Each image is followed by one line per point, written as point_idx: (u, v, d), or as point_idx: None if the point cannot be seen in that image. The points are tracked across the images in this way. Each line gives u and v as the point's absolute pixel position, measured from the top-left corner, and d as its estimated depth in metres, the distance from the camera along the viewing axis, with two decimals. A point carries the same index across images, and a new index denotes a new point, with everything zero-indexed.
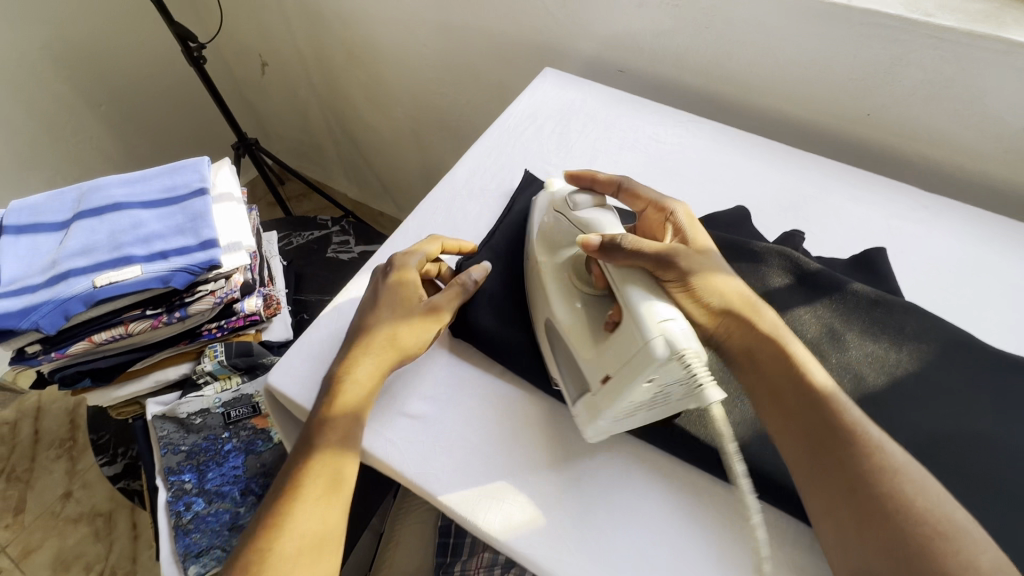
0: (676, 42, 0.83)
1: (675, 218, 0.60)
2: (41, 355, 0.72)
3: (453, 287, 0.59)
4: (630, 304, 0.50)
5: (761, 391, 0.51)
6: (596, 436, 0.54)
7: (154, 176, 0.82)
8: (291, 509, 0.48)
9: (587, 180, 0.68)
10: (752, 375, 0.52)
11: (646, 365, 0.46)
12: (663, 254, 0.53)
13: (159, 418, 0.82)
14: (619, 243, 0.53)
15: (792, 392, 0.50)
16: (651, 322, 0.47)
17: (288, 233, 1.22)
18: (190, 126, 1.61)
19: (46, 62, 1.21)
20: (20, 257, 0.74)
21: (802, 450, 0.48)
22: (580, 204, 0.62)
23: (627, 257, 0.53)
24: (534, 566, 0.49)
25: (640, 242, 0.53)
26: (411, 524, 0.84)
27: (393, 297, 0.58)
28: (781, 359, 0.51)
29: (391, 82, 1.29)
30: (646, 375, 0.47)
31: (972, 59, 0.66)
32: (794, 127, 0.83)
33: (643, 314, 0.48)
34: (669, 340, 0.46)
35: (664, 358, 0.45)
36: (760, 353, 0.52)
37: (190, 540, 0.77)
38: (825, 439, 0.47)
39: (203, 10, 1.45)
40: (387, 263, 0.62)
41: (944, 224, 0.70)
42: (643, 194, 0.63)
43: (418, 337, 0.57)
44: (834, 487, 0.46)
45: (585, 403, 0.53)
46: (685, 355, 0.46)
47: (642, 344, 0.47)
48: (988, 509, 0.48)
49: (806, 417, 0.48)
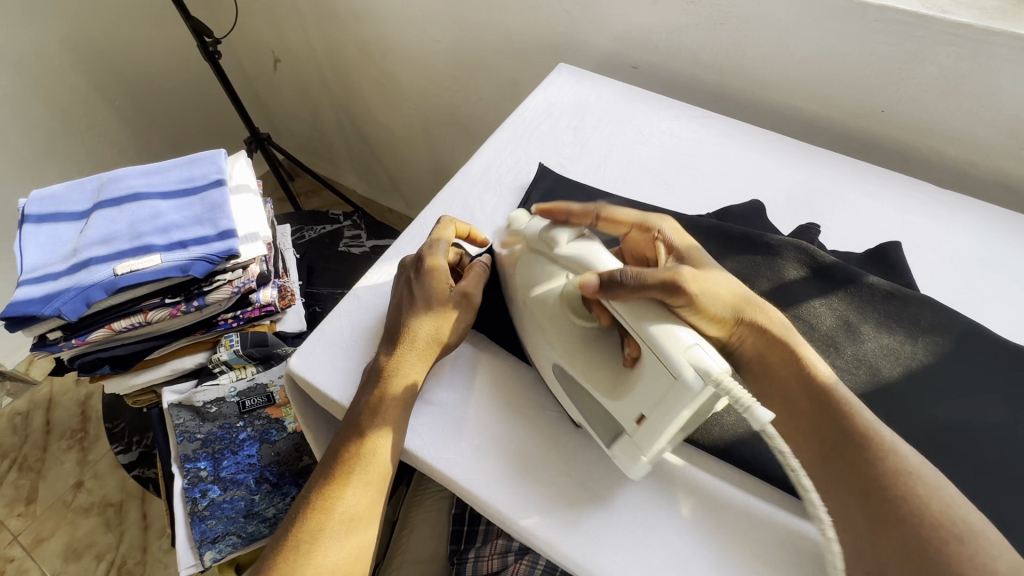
0: (690, 38, 0.84)
1: (664, 235, 0.58)
2: (62, 342, 0.73)
3: (472, 269, 0.62)
4: (648, 338, 0.46)
5: (774, 398, 0.50)
6: (639, 475, 0.50)
7: (172, 167, 0.83)
8: (342, 491, 0.50)
9: (561, 214, 0.59)
10: (767, 380, 0.50)
11: (683, 397, 0.43)
12: (670, 279, 0.48)
13: (175, 406, 0.83)
14: (620, 278, 0.49)
15: (808, 399, 0.48)
16: (676, 351, 0.43)
17: (300, 227, 1.23)
18: (203, 121, 1.62)
19: (63, 55, 1.22)
20: (42, 245, 0.75)
21: (816, 453, 0.46)
22: (561, 241, 0.56)
23: (632, 289, 0.48)
24: (554, 549, 0.49)
25: (642, 271, 0.49)
26: (425, 513, 0.86)
27: (425, 291, 0.58)
28: (801, 367, 0.49)
29: (403, 79, 1.30)
30: (683, 406, 0.43)
31: (987, 55, 0.66)
32: (808, 124, 0.84)
33: (665, 345, 0.44)
34: (701, 368, 0.42)
35: (700, 387, 0.42)
36: (774, 359, 0.50)
37: (206, 527, 0.79)
38: (842, 443, 0.45)
39: (217, 6, 1.46)
40: (414, 258, 0.61)
41: (958, 219, 0.70)
42: (624, 217, 0.60)
43: (456, 329, 0.58)
44: (850, 490, 0.44)
45: (622, 447, 0.50)
46: (721, 380, 0.41)
47: (672, 377, 0.43)
48: (1004, 498, 0.48)
49: (823, 420, 0.47)
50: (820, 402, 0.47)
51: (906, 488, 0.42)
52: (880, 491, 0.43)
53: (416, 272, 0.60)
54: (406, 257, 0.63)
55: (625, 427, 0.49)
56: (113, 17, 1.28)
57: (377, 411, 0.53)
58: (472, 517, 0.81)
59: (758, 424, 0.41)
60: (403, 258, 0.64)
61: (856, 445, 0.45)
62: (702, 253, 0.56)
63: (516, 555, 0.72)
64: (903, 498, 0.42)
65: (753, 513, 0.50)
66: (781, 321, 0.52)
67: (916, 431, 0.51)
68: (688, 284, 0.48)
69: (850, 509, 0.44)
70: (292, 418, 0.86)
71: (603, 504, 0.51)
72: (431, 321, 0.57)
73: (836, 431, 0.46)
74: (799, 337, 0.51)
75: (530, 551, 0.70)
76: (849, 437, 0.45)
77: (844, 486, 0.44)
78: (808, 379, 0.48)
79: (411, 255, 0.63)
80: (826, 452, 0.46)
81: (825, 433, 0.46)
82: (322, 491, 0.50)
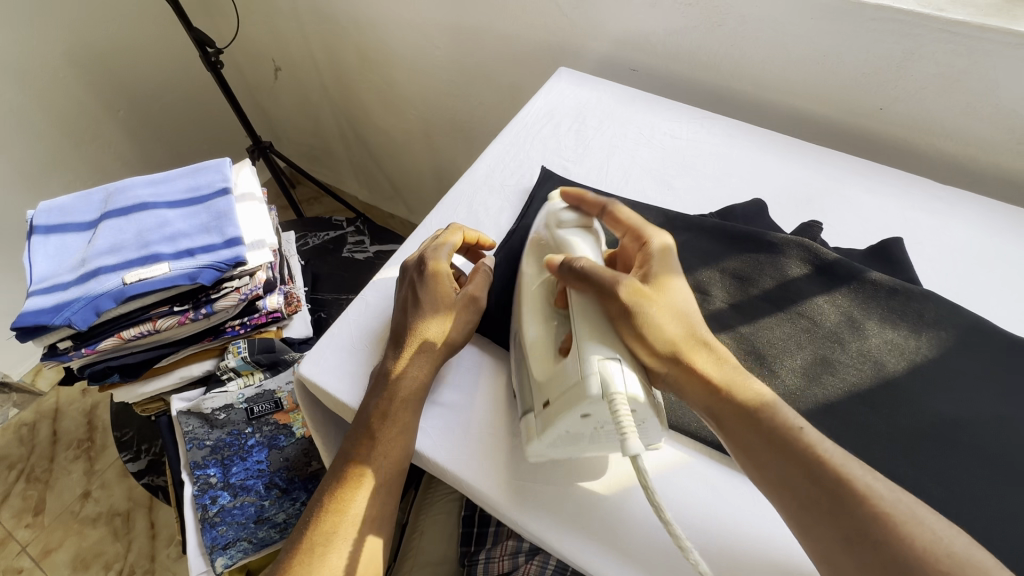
0: (689, 41, 0.84)
1: (649, 248, 0.56)
2: (72, 351, 0.73)
3: (477, 271, 0.62)
4: (575, 334, 0.51)
5: (738, 448, 0.47)
6: (535, 458, 0.53)
7: (178, 177, 0.84)
8: (356, 494, 0.50)
9: (577, 200, 0.62)
10: (721, 430, 0.48)
11: (579, 400, 0.47)
12: (609, 285, 0.51)
13: (184, 414, 0.83)
14: (572, 269, 0.53)
15: (764, 436, 0.46)
16: (593, 358, 0.48)
17: (304, 233, 1.23)
18: (205, 129, 1.63)
19: (65, 66, 1.23)
20: (51, 257, 0.76)
21: (789, 501, 0.44)
22: (566, 223, 0.60)
23: (578, 281, 0.53)
24: (565, 551, 0.50)
25: (592, 267, 0.52)
26: (433, 515, 0.86)
27: (429, 295, 0.58)
28: (746, 411, 0.47)
29: (403, 85, 1.31)
30: (580, 410, 0.48)
31: (984, 52, 0.67)
32: (807, 122, 0.84)
33: (588, 350, 0.49)
34: (604, 380, 0.47)
35: (597, 395, 0.46)
36: (722, 407, 0.48)
37: (217, 533, 0.81)
38: (806, 480, 0.43)
39: (218, 17, 1.48)
40: (417, 261, 0.61)
41: (959, 215, 0.71)
42: (626, 217, 0.59)
43: (461, 331, 0.59)
44: (826, 532, 0.42)
45: (528, 423, 0.53)
46: (614, 397, 0.46)
47: (580, 378, 0.48)
48: (1012, 492, 0.48)
49: (783, 464, 0.44)
50: (777, 446, 0.45)
51: (887, 525, 0.40)
52: (857, 529, 0.41)
53: (419, 275, 0.60)
54: (408, 259, 0.63)
55: (534, 406, 0.53)
56: (115, 29, 1.29)
57: (385, 413, 0.53)
58: (481, 518, 0.82)
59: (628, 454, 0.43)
60: (404, 262, 0.64)
61: (828, 480, 0.43)
62: (672, 261, 0.55)
63: (526, 555, 0.73)
64: (884, 536, 0.40)
65: (763, 513, 0.51)
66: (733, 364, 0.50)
67: (923, 429, 0.52)
68: (624, 297, 0.50)
69: (831, 546, 0.41)
70: (301, 423, 0.86)
71: (613, 503, 0.52)
72: (435, 321, 0.57)
73: (803, 474, 0.44)
74: (749, 375, 0.50)
75: (541, 552, 0.71)
76: (817, 473, 0.43)
77: (820, 525, 0.42)
78: (759, 422, 0.46)
79: (414, 256, 0.63)
80: (797, 497, 0.44)
81: (790, 474, 0.44)
82: (335, 493, 0.51)
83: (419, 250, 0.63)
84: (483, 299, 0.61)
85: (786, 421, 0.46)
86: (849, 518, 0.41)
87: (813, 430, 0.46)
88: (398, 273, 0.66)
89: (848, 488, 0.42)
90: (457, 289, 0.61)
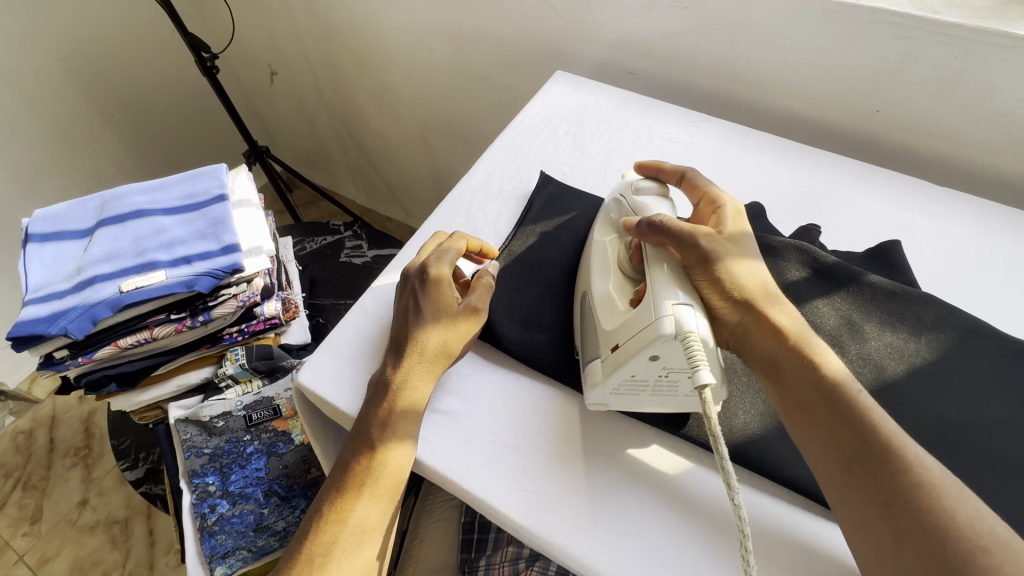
0: (685, 44, 0.85)
1: (723, 213, 0.58)
2: (69, 360, 0.73)
3: (479, 282, 0.62)
4: (649, 279, 0.53)
5: (790, 405, 0.49)
6: (594, 403, 0.55)
7: (174, 183, 0.83)
8: (355, 504, 0.50)
9: (655, 170, 0.67)
10: (777, 386, 0.51)
11: (651, 339, 0.49)
12: (689, 235, 0.53)
13: (182, 421, 0.83)
14: (653, 222, 0.55)
15: (823, 399, 0.48)
16: (666, 302, 0.50)
17: (301, 238, 1.23)
18: (200, 134, 1.62)
19: (59, 72, 1.22)
20: (46, 265, 0.75)
21: (834, 462, 0.46)
22: (644, 189, 0.63)
23: (656, 232, 0.55)
24: (564, 557, 0.49)
25: (672, 221, 0.55)
26: (434, 522, 0.86)
27: (430, 302, 0.58)
28: (809, 369, 0.49)
29: (399, 89, 1.31)
30: (651, 351, 0.49)
31: (979, 55, 0.67)
32: (803, 125, 0.85)
33: (660, 294, 0.51)
34: (678, 321, 0.48)
35: (670, 335, 0.48)
36: (785, 364, 0.51)
37: (216, 542, 0.80)
38: (859, 451, 0.45)
39: (213, 22, 1.48)
40: (419, 268, 0.61)
41: (956, 217, 0.71)
42: (701, 185, 0.62)
43: (462, 340, 0.58)
44: (867, 497, 0.43)
45: (591, 368, 0.55)
46: (689, 336, 0.47)
47: (653, 319, 0.50)
48: (1015, 496, 0.48)
49: (836, 424, 0.46)
50: (834, 412, 0.47)
51: (931, 496, 0.41)
52: (899, 496, 0.42)
53: (421, 282, 0.59)
54: (408, 267, 0.63)
55: (601, 352, 0.54)
56: (110, 34, 1.29)
57: (387, 420, 0.53)
58: (482, 525, 0.82)
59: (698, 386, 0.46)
60: (404, 269, 0.64)
61: (878, 453, 0.44)
62: (749, 234, 0.57)
63: (526, 561, 0.74)
64: (926, 505, 0.41)
65: (764, 518, 0.50)
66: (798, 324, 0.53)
67: (925, 433, 0.52)
68: (703, 247, 0.53)
69: (868, 511, 0.43)
70: (299, 430, 0.86)
71: (615, 509, 0.51)
72: (437, 328, 0.57)
73: (854, 436, 0.45)
74: (815, 339, 0.52)
75: (541, 557, 0.74)
76: (870, 445, 0.44)
77: (863, 489, 0.44)
78: (818, 381, 0.48)
79: (416, 263, 0.63)
80: (844, 458, 0.45)
81: (840, 434, 0.46)
82: (335, 503, 0.50)
83: (422, 257, 0.63)
84: (486, 309, 0.61)
85: (844, 386, 0.48)
86: (894, 488, 0.42)
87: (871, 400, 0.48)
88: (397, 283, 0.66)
89: (897, 454, 0.43)
90: (459, 298, 0.60)
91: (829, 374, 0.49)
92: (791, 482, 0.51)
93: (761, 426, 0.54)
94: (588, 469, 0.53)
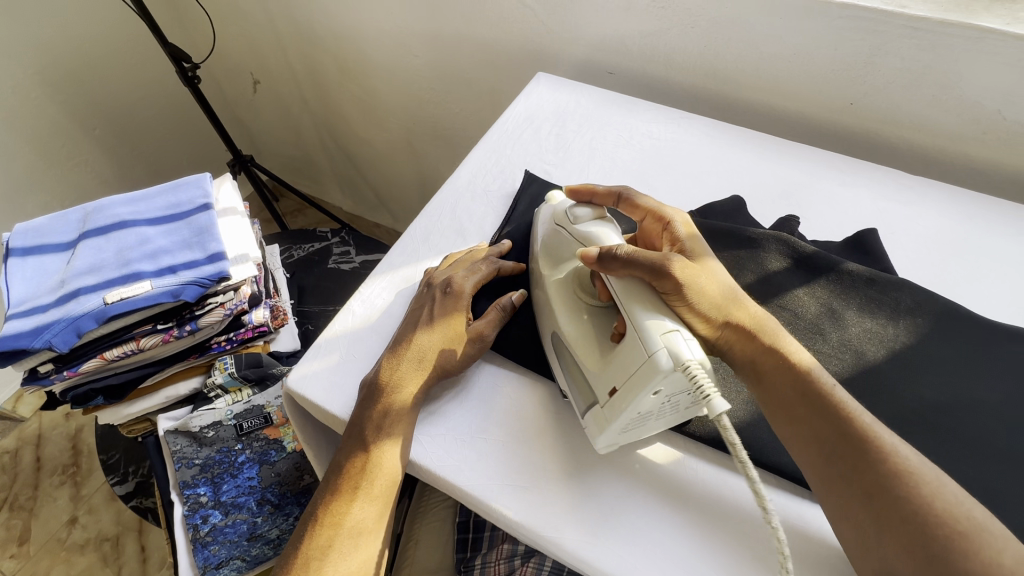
0: (663, 42, 0.86)
1: (673, 227, 0.57)
2: (54, 374, 0.72)
3: (494, 308, 0.62)
4: (630, 317, 0.50)
5: (772, 405, 0.50)
6: (608, 447, 0.53)
7: (157, 194, 0.83)
8: (351, 506, 0.50)
9: (586, 194, 0.65)
10: (761, 387, 0.51)
11: (652, 377, 0.46)
12: (661, 261, 0.51)
13: (171, 433, 0.82)
14: (617, 254, 0.52)
15: (802, 396, 0.48)
16: (656, 334, 0.47)
17: (288, 245, 1.22)
18: (183, 143, 1.61)
19: (38, 85, 1.21)
20: (28, 279, 0.74)
21: (813, 455, 0.47)
22: (581, 218, 0.60)
23: (624, 267, 0.52)
24: (558, 550, 0.50)
25: (637, 252, 0.52)
26: (429, 523, 0.86)
27: (443, 313, 0.59)
28: (782, 366, 0.50)
29: (382, 94, 1.32)
30: (654, 388, 0.46)
31: (945, 46, 0.69)
32: (782, 119, 0.86)
33: (648, 326, 0.48)
34: (674, 352, 0.46)
35: (668, 368, 0.45)
36: (767, 362, 0.51)
37: (209, 553, 0.80)
38: (839, 445, 0.45)
39: (192, 32, 1.47)
40: (444, 280, 0.62)
41: (929, 204, 0.73)
42: (642, 203, 0.60)
43: (460, 359, 0.58)
44: (846, 490, 0.44)
45: (594, 417, 0.52)
46: (690, 366, 0.45)
47: (647, 356, 0.47)
48: (992, 472, 0.50)
49: (816, 422, 0.47)
50: (814, 406, 0.48)
51: (905, 490, 0.42)
52: (876, 486, 0.43)
53: (442, 295, 0.61)
54: (435, 274, 0.64)
55: (599, 396, 0.51)
56: (88, 47, 1.28)
57: (382, 422, 0.53)
58: (476, 524, 0.82)
59: (714, 414, 0.44)
60: (429, 274, 0.65)
61: (857, 445, 0.45)
62: (702, 242, 0.57)
63: (522, 558, 0.74)
64: (903, 493, 0.42)
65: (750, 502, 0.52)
66: (769, 321, 0.53)
67: (905, 415, 0.53)
68: (676, 273, 0.50)
69: (851, 500, 0.44)
70: (291, 437, 0.85)
71: (609, 499, 0.52)
72: (438, 340, 0.58)
73: (827, 429, 0.46)
74: (784, 334, 0.52)
75: (536, 554, 0.73)
76: (848, 437, 0.45)
77: (843, 483, 0.45)
78: (796, 376, 0.49)
79: (442, 273, 0.64)
80: (822, 453, 0.46)
81: (812, 431, 0.47)
82: (329, 507, 0.51)
83: (449, 269, 0.64)
84: (494, 334, 0.60)
85: (820, 379, 0.49)
86: (876, 479, 0.43)
87: (844, 392, 0.49)
88: (410, 297, 0.66)
89: (870, 447, 0.44)
90: (472, 325, 0.60)
91: (799, 372, 0.49)
92: (777, 467, 0.52)
93: (746, 412, 0.55)
94: (579, 461, 0.54)
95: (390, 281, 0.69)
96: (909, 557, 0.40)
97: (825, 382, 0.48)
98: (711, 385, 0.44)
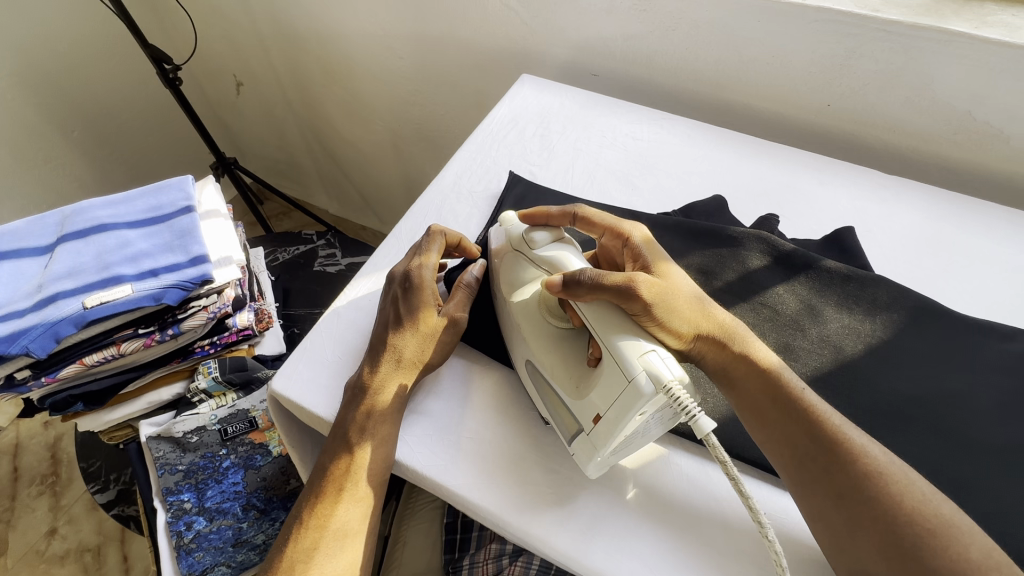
0: (647, 44, 0.87)
1: (633, 244, 0.57)
2: (31, 381, 0.71)
3: (458, 288, 0.61)
4: (608, 347, 0.48)
5: (746, 409, 0.51)
6: (595, 473, 0.51)
7: (137, 197, 0.82)
8: (336, 509, 0.50)
9: (541, 218, 0.61)
10: (733, 391, 0.52)
11: (635, 402, 0.45)
12: (627, 285, 0.50)
13: (153, 438, 0.81)
14: (581, 279, 0.51)
15: (773, 402, 0.49)
16: (633, 356, 0.46)
17: (273, 249, 1.21)
18: (163, 146, 1.59)
19: (14, 87, 1.18)
20: (4, 283, 0.73)
21: (786, 458, 0.48)
22: (539, 242, 0.59)
23: (591, 292, 0.51)
24: (543, 548, 0.50)
25: (603, 274, 0.51)
26: (416, 525, 0.85)
27: (411, 311, 0.58)
28: (753, 371, 0.50)
29: (367, 96, 1.31)
30: (637, 412, 0.45)
31: (918, 49, 0.71)
32: (763, 120, 0.88)
33: (624, 350, 0.47)
34: (653, 374, 0.45)
35: (650, 393, 0.45)
36: (738, 370, 0.51)
37: (194, 560, 0.78)
38: (809, 447, 0.46)
39: (173, 33, 1.45)
40: (402, 273, 0.61)
41: (903, 203, 0.75)
42: (598, 220, 0.60)
43: (436, 351, 0.58)
44: (820, 490, 0.45)
45: (580, 445, 0.50)
46: (671, 386, 0.44)
47: (627, 382, 0.46)
48: (962, 462, 0.51)
49: (787, 425, 0.48)
50: (785, 410, 0.48)
51: (876, 488, 0.43)
52: (848, 487, 0.44)
53: (403, 289, 0.60)
54: (394, 269, 0.63)
55: (583, 425, 0.50)
56: (65, 48, 1.26)
57: (365, 424, 0.53)
58: (464, 524, 0.82)
59: (701, 433, 0.44)
60: (390, 268, 0.64)
61: (827, 447, 0.46)
62: (659, 249, 0.57)
63: (510, 557, 0.74)
64: (873, 493, 0.43)
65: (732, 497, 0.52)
66: (738, 327, 0.53)
67: (879, 410, 0.54)
68: (644, 296, 0.50)
69: (824, 500, 0.45)
70: (276, 441, 0.85)
71: (594, 496, 0.52)
72: (414, 339, 0.57)
73: (798, 431, 0.47)
74: (753, 337, 0.53)
75: (523, 553, 0.73)
76: (818, 440, 0.46)
77: (816, 484, 0.45)
78: (767, 382, 0.50)
79: (400, 265, 0.63)
80: (796, 456, 0.47)
81: (785, 433, 0.48)
82: (314, 508, 0.50)
83: (406, 260, 0.63)
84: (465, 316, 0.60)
85: (789, 381, 0.50)
86: (846, 480, 0.44)
87: (813, 394, 0.50)
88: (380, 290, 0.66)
89: (840, 449, 0.45)
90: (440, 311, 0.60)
91: (769, 376, 0.50)
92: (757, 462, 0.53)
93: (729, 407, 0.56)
94: (564, 460, 0.55)
95: (374, 280, 0.69)
96: (881, 554, 0.41)
97: (794, 386, 0.49)
98: (696, 405, 0.45)
